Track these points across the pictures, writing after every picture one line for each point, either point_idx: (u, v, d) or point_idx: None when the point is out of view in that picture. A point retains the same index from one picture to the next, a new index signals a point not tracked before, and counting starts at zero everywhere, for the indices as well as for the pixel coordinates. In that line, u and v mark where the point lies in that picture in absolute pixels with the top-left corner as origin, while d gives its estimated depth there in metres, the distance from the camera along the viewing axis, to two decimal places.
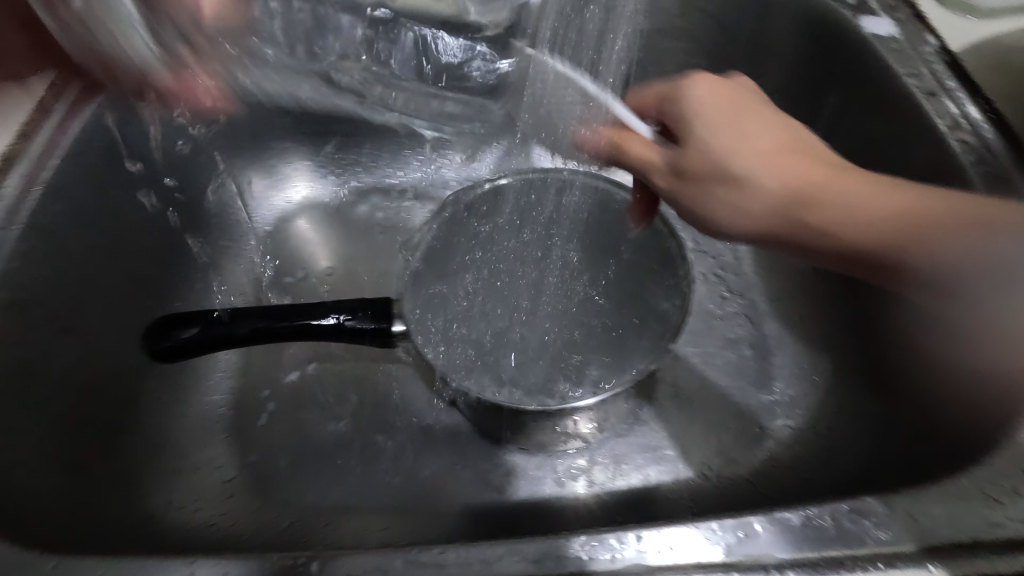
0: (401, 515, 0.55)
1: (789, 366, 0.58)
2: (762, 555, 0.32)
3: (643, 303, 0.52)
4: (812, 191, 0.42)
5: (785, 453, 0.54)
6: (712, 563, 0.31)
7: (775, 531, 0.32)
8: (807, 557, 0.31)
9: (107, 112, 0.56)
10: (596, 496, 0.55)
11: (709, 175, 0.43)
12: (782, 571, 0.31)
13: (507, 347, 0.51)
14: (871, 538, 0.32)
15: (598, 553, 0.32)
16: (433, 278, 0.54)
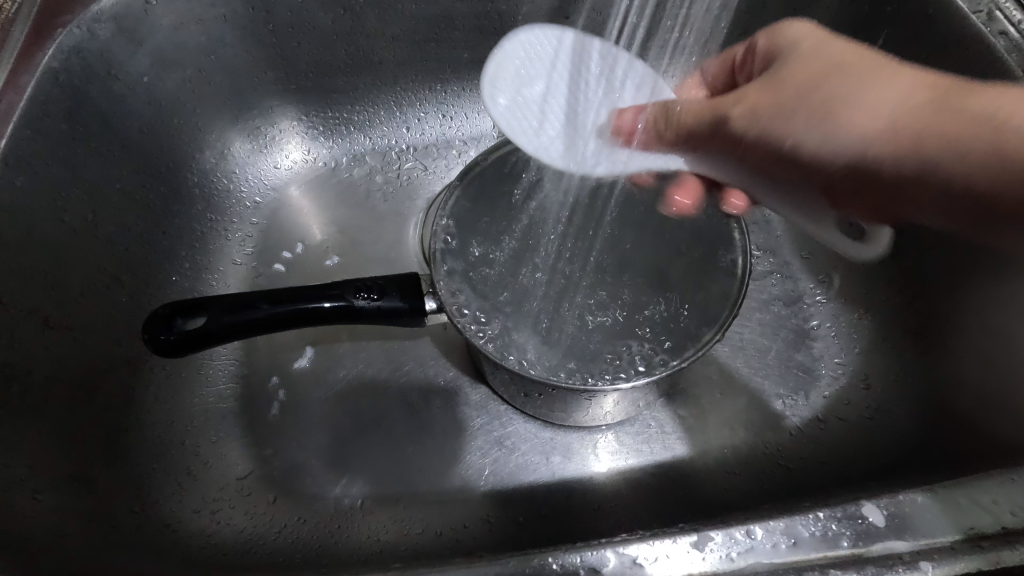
0: (438, 502, 0.52)
1: (828, 327, 0.57)
2: (893, 543, 0.29)
3: (690, 272, 0.48)
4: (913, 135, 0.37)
5: (829, 413, 0.53)
6: (843, 555, 0.28)
7: (899, 517, 0.29)
8: (944, 542, 0.29)
9: (66, 68, 0.48)
10: (642, 470, 0.53)
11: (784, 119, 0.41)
12: (921, 560, 0.28)
13: (547, 322, 0.47)
14: (1010, 515, 0.29)
15: (718, 553, 0.29)
16: (465, 251, 0.49)
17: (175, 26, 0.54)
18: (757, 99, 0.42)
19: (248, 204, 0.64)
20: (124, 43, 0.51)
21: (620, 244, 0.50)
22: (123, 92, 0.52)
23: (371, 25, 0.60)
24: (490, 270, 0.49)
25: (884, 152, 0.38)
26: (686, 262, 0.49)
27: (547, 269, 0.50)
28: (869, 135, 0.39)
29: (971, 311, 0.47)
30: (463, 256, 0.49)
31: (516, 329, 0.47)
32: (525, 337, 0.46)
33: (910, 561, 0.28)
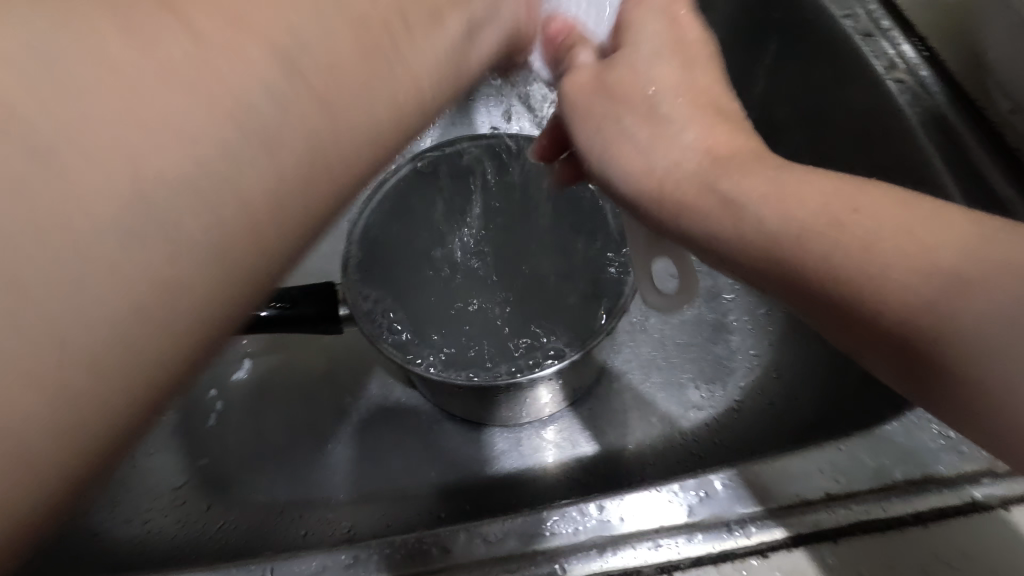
0: (368, 503, 0.53)
1: (746, 319, 0.59)
2: (723, 512, 0.31)
3: (586, 279, 0.51)
4: (777, 209, 0.27)
5: (743, 402, 0.55)
6: (677, 525, 0.31)
7: (737, 487, 0.31)
8: (770, 509, 0.31)
9: None
10: (567, 465, 0.55)
11: (681, 211, 0.29)
12: (745, 526, 0.30)
13: (454, 332, 0.50)
14: (823, 482, 0.31)
15: (564, 528, 0.31)
16: (375, 263, 0.51)
17: None
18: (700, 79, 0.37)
19: None
20: None
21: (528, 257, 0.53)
22: None
23: None
24: (398, 287, 0.51)
25: None
26: (584, 266, 0.51)
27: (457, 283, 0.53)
28: None
29: None
30: (373, 267, 0.51)
31: (436, 341, 0.49)
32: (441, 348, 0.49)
33: (737, 527, 0.30)
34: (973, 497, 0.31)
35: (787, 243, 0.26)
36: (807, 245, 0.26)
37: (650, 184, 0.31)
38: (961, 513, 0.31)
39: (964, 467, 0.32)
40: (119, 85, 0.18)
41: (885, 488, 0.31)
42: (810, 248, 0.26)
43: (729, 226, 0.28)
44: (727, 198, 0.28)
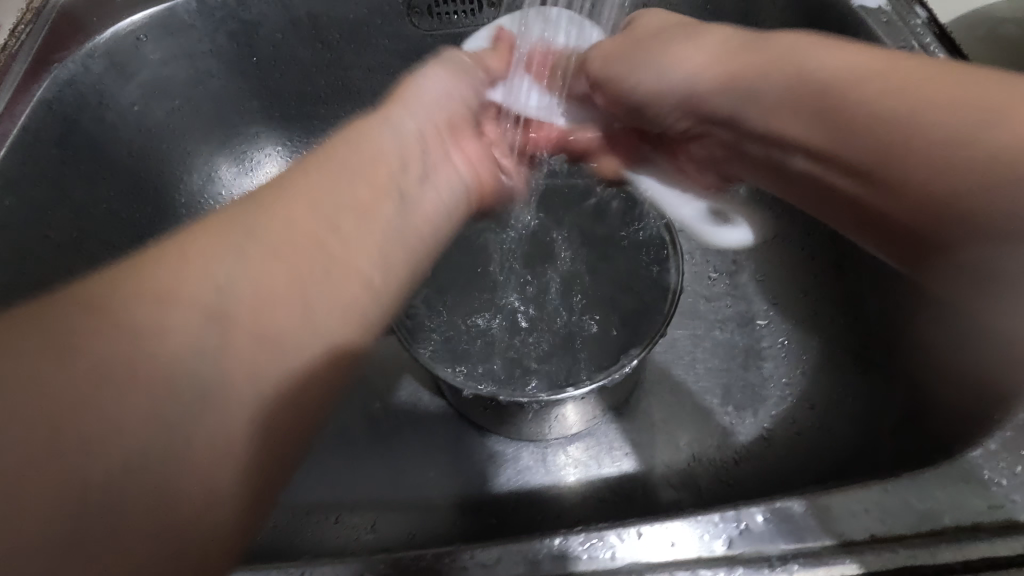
0: (392, 510, 0.54)
1: (779, 346, 0.58)
2: (762, 546, 0.30)
3: (628, 305, 0.50)
4: (838, 91, 0.36)
5: (775, 432, 0.54)
6: (715, 558, 0.30)
7: (776, 522, 0.31)
8: (811, 547, 0.30)
9: (58, 98, 0.52)
10: (593, 485, 0.54)
11: (753, 69, 0.39)
12: (785, 563, 0.30)
13: (492, 352, 0.50)
14: (865, 523, 0.31)
15: (599, 554, 0.31)
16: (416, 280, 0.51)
17: (165, 60, 0.58)
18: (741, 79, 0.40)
19: None
20: (116, 77, 0.56)
21: (572, 284, 0.53)
22: (113, 120, 0.57)
23: (347, 59, 0.64)
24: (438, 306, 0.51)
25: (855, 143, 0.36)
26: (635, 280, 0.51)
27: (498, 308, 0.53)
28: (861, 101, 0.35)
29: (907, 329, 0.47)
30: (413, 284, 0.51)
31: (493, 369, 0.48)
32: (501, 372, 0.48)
33: (777, 563, 0.30)
34: None
35: (817, 98, 0.37)
36: (881, 90, 0.34)
37: (724, 70, 0.41)
38: (1008, 564, 0.30)
39: (1013, 516, 0.31)
40: (296, 290, 0.31)
41: (932, 532, 0.30)
42: (851, 80, 0.35)
43: (792, 73, 0.37)
44: (811, 64, 0.37)
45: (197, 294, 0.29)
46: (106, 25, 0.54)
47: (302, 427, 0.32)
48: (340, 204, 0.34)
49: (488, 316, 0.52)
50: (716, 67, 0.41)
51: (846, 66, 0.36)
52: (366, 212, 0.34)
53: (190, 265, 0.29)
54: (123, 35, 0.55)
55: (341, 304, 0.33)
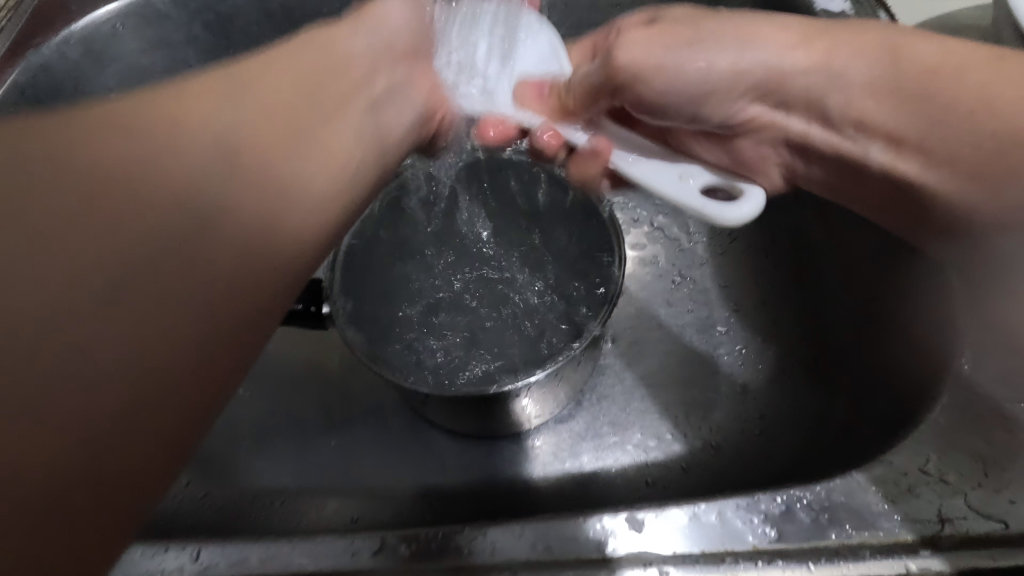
0: (335, 498, 0.55)
1: (737, 353, 0.58)
2: (645, 551, 0.31)
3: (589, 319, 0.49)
4: (904, 72, 0.36)
5: (720, 440, 0.54)
6: (595, 558, 0.31)
7: (660, 526, 0.31)
8: (694, 554, 0.30)
9: (32, 83, 0.54)
10: (535, 483, 0.55)
11: (773, 62, 0.39)
12: (665, 567, 0.30)
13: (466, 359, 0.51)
14: (754, 535, 0.31)
15: (482, 550, 0.32)
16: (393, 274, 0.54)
17: (142, 48, 0.59)
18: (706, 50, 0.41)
19: None
20: (91, 63, 0.57)
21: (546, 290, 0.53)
22: None
23: None
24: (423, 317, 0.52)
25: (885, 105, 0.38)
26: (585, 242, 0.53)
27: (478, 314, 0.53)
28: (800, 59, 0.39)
29: (862, 337, 0.48)
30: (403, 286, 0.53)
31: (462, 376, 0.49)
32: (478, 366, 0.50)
33: (656, 566, 0.30)
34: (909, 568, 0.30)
35: (921, 90, 0.36)
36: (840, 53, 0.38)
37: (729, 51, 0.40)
38: None
39: (906, 533, 0.30)
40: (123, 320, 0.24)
41: (819, 546, 0.30)
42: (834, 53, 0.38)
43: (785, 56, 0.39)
44: (831, 48, 0.38)
45: (101, 256, 0.24)
46: (82, 15, 0.56)
47: (209, 383, 0.26)
48: (212, 166, 0.28)
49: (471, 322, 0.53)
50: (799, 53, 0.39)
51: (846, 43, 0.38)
52: (278, 153, 0.31)
53: (82, 248, 0.24)
54: (98, 24, 0.56)
55: (237, 246, 0.28)
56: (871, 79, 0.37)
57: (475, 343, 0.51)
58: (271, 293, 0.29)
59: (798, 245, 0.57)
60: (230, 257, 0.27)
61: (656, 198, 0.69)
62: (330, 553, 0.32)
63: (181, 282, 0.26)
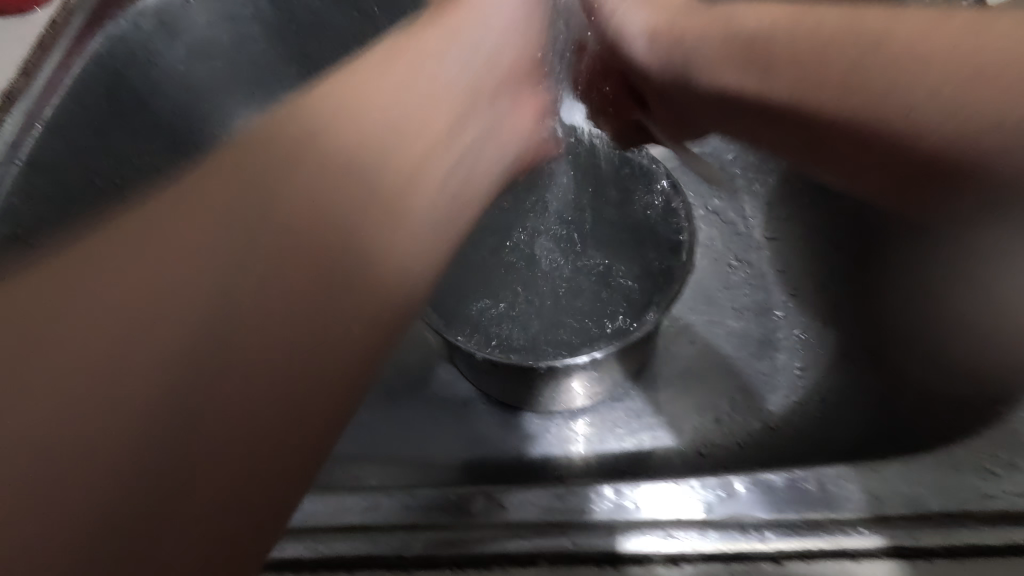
0: (394, 467, 0.55)
1: (795, 337, 0.58)
2: (742, 513, 0.32)
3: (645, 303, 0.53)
4: (828, 60, 0.34)
5: (780, 422, 0.54)
6: (693, 520, 0.32)
7: (758, 492, 0.32)
8: (792, 519, 0.31)
9: (109, 54, 0.54)
10: (594, 459, 0.55)
11: (810, 32, 0.35)
12: (762, 530, 0.31)
13: (530, 324, 0.54)
14: (853, 503, 0.31)
15: (585, 505, 0.33)
16: (476, 247, 0.57)
17: (211, 21, 0.59)
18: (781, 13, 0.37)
19: None
20: (162, 35, 0.57)
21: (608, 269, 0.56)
22: (158, 77, 0.58)
23: (384, 28, 0.64)
24: (500, 284, 0.56)
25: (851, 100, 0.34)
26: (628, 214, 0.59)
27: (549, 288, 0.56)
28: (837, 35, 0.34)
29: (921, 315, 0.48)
30: (484, 255, 0.58)
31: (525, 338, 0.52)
32: (544, 328, 0.54)
33: (754, 530, 0.31)
34: (1014, 539, 0.30)
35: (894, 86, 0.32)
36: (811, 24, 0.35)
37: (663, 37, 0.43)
38: (992, 550, 0.30)
39: (1011, 506, 0.31)
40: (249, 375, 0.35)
41: (922, 515, 0.31)
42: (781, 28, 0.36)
43: (718, 29, 0.40)
44: (726, 17, 0.40)
45: (169, 329, 0.37)
46: None
47: (339, 410, 0.37)
48: (281, 279, 0.38)
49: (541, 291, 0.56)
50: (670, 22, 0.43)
51: (820, 20, 0.35)
52: (369, 230, 0.41)
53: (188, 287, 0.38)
54: None
55: (323, 327, 0.38)
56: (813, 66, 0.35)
57: (567, 306, 0.55)
58: (345, 366, 0.38)
59: (848, 220, 0.56)
60: (327, 340, 0.37)
61: (711, 181, 0.68)
62: (430, 505, 0.33)
63: (263, 352, 0.36)
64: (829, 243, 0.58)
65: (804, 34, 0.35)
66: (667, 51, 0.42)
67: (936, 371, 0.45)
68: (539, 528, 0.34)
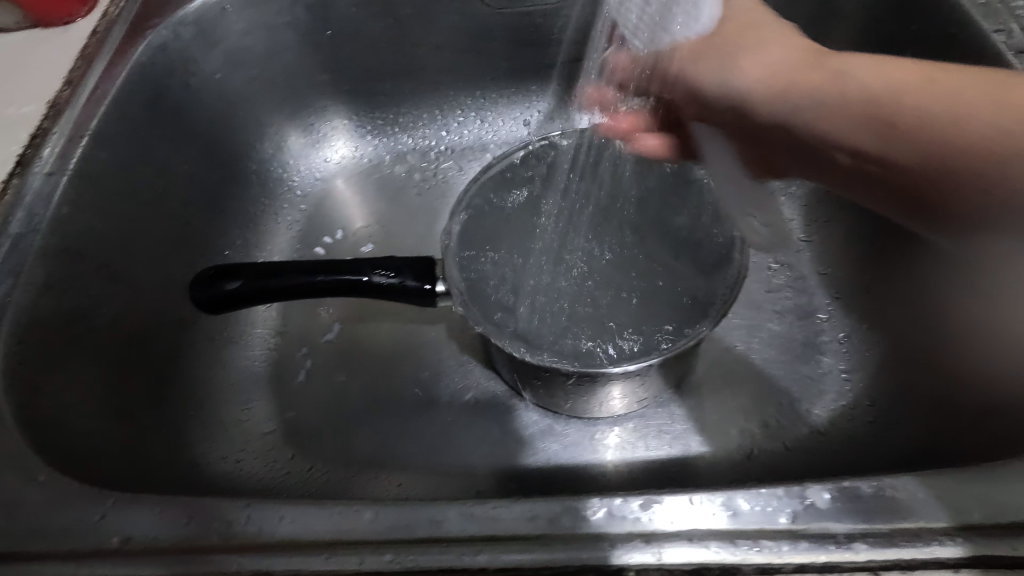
0: (434, 475, 0.54)
1: (840, 341, 0.57)
2: (829, 524, 0.29)
3: (671, 309, 0.49)
4: (849, 94, 0.37)
5: (830, 427, 0.53)
6: (777, 531, 0.29)
7: (844, 500, 0.29)
8: (882, 529, 0.29)
9: (151, 63, 0.55)
10: (640, 466, 0.54)
11: (795, 86, 0.39)
12: (852, 541, 0.29)
13: (542, 328, 0.49)
14: (947, 512, 0.29)
15: (650, 517, 0.30)
16: (481, 243, 0.53)
17: (246, 29, 0.60)
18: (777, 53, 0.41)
19: (301, 195, 0.71)
20: (202, 45, 0.58)
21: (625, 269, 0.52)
22: (197, 86, 0.59)
23: (417, 34, 0.65)
24: (509, 281, 0.51)
25: (854, 143, 0.38)
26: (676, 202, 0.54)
27: (548, 294, 0.51)
28: (880, 78, 0.36)
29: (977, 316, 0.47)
30: (487, 252, 0.52)
31: (540, 342, 0.48)
32: (547, 334, 0.49)
33: (843, 541, 0.29)
34: None
35: (890, 124, 0.36)
36: (902, 91, 0.35)
37: (775, 82, 0.40)
38: None
39: None
40: None
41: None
42: (887, 92, 0.36)
43: (831, 88, 0.37)
44: (835, 69, 0.38)
45: None
46: None
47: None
48: None
49: (538, 297, 0.51)
50: (771, 76, 0.40)
51: (903, 103, 0.35)
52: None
53: None
54: (211, 5, 0.57)
55: None
56: (888, 144, 0.36)
57: (569, 312, 0.50)
58: None
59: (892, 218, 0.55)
60: None
61: None
62: (504, 519, 0.31)
63: None
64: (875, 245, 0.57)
65: (803, 83, 0.39)
66: (767, 99, 0.40)
67: (994, 372, 0.44)
68: (614, 539, 0.30)
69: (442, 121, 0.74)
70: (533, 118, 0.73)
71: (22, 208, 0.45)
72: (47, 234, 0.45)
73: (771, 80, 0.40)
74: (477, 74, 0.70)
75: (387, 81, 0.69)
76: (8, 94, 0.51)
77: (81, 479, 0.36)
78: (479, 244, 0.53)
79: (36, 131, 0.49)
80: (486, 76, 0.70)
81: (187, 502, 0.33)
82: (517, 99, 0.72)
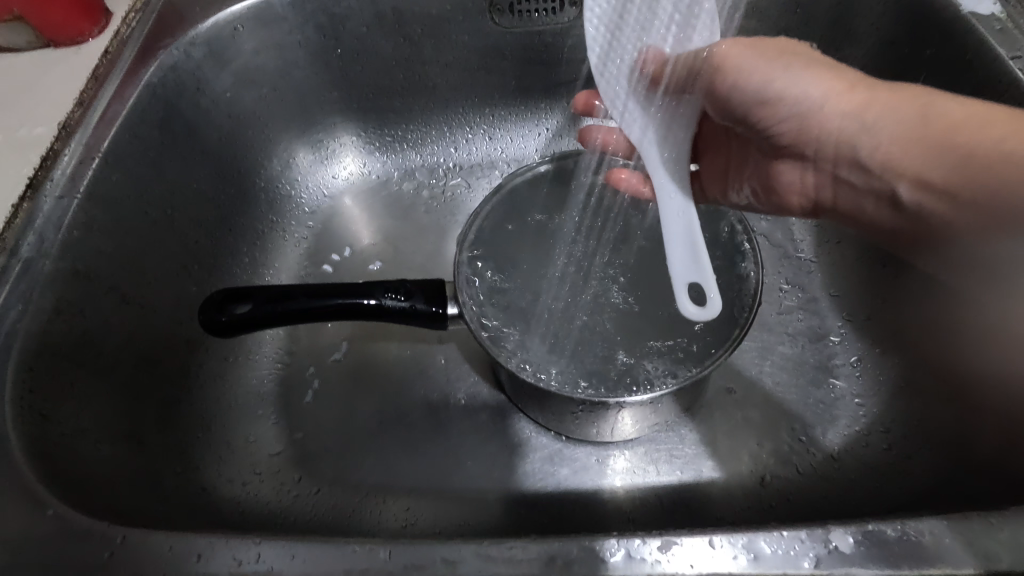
0: (443, 500, 0.54)
1: (852, 364, 0.57)
2: (854, 570, 0.29)
3: (681, 331, 0.48)
4: (928, 119, 0.39)
5: (844, 453, 0.53)
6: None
7: (869, 545, 0.30)
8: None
9: (162, 84, 0.55)
10: (651, 491, 0.53)
11: (879, 103, 0.41)
12: None
13: (554, 347, 0.49)
14: (973, 557, 0.29)
15: (668, 560, 0.30)
16: (494, 263, 0.53)
17: (256, 49, 0.60)
18: (848, 82, 0.42)
19: (309, 212, 0.70)
20: (212, 64, 0.58)
21: (637, 290, 0.52)
22: (207, 105, 0.59)
23: (426, 53, 0.65)
24: (520, 299, 0.51)
25: (915, 172, 0.40)
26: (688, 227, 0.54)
27: (562, 311, 0.51)
28: (956, 110, 0.38)
29: (993, 343, 0.46)
30: (501, 272, 0.53)
31: (549, 363, 0.48)
32: (559, 351, 0.49)
33: None
34: None
35: (954, 156, 0.38)
36: (979, 123, 0.37)
37: (853, 97, 0.42)
38: None
39: None
40: None
41: None
42: (965, 123, 0.37)
43: (911, 110, 0.40)
44: (918, 95, 0.40)
45: None
46: (207, 16, 0.57)
47: None
48: None
49: (549, 313, 0.51)
50: (848, 92, 0.42)
51: (981, 132, 0.37)
52: None
53: None
54: (222, 25, 0.57)
55: None
56: (943, 169, 0.38)
57: (583, 330, 0.50)
58: None
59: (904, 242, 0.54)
60: None
61: None
62: (520, 560, 0.30)
63: None
64: (884, 267, 0.56)
65: (876, 105, 0.41)
66: (840, 116, 0.42)
67: (1008, 402, 0.43)
68: None
69: (451, 138, 0.73)
70: (542, 135, 0.73)
71: (33, 232, 0.45)
72: (57, 258, 0.45)
73: (847, 95, 0.42)
74: (487, 92, 0.69)
75: (396, 99, 0.69)
76: (20, 115, 0.51)
77: (91, 511, 0.36)
78: (491, 266, 0.52)
79: (47, 153, 0.49)
80: (496, 94, 0.70)
81: (203, 538, 0.33)
82: (526, 116, 0.72)
